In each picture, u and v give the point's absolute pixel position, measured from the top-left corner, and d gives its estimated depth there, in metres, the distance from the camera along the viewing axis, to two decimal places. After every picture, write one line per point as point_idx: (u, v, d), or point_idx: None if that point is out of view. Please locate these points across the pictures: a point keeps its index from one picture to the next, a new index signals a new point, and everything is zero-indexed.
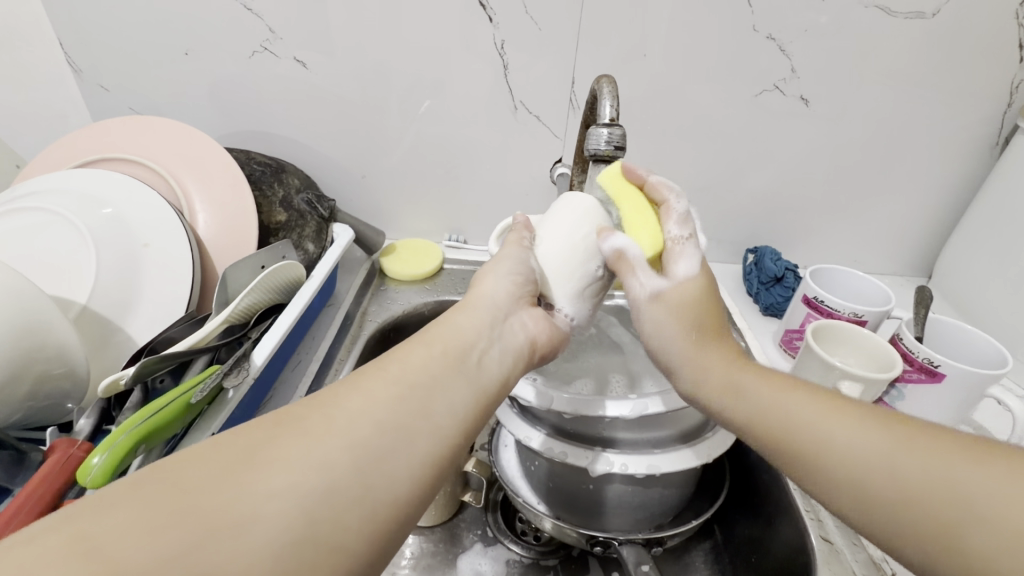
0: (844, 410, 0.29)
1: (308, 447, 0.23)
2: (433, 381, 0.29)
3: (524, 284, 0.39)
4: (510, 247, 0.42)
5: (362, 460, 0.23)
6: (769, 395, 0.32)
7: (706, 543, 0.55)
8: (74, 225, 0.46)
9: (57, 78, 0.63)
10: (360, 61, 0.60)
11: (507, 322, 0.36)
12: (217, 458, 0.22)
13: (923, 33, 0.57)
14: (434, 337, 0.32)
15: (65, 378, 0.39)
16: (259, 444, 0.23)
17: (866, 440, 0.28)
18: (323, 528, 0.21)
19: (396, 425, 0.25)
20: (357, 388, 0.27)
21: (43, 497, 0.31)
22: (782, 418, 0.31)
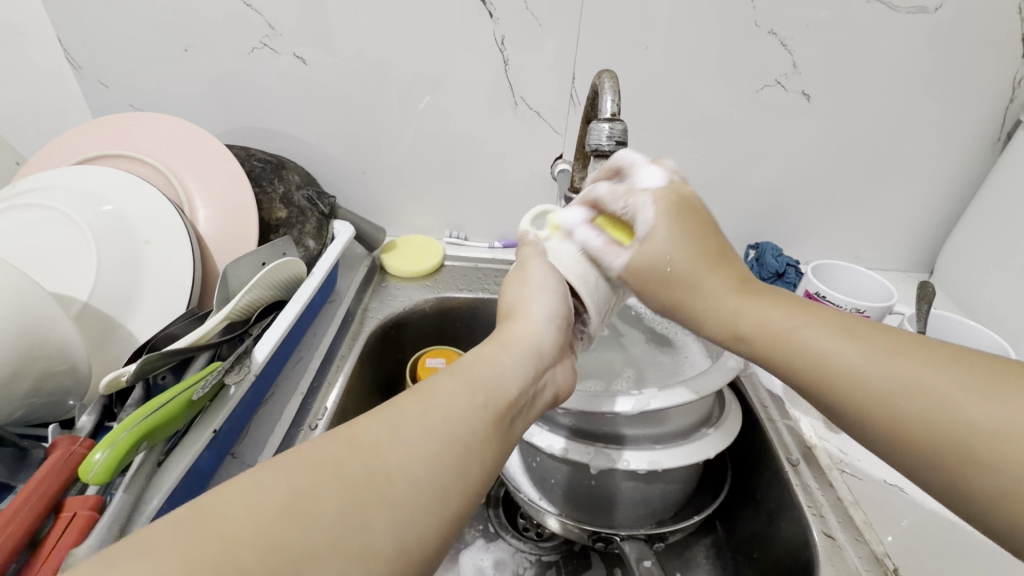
0: (856, 335, 0.30)
1: (348, 511, 0.21)
2: (476, 440, 0.26)
3: (563, 326, 0.37)
4: (544, 262, 0.41)
5: (402, 528, 0.22)
6: (781, 323, 0.33)
7: (708, 538, 0.55)
8: (73, 221, 0.45)
9: (56, 75, 0.63)
10: (359, 57, 0.60)
11: (544, 374, 0.34)
12: (249, 509, 0.20)
13: (926, 28, 0.57)
14: (477, 380, 0.29)
15: (66, 375, 0.39)
16: (296, 497, 0.21)
17: (877, 360, 0.29)
18: None
19: (436, 489, 0.24)
20: (398, 438, 0.24)
21: (44, 494, 0.31)
22: (796, 343, 0.32)
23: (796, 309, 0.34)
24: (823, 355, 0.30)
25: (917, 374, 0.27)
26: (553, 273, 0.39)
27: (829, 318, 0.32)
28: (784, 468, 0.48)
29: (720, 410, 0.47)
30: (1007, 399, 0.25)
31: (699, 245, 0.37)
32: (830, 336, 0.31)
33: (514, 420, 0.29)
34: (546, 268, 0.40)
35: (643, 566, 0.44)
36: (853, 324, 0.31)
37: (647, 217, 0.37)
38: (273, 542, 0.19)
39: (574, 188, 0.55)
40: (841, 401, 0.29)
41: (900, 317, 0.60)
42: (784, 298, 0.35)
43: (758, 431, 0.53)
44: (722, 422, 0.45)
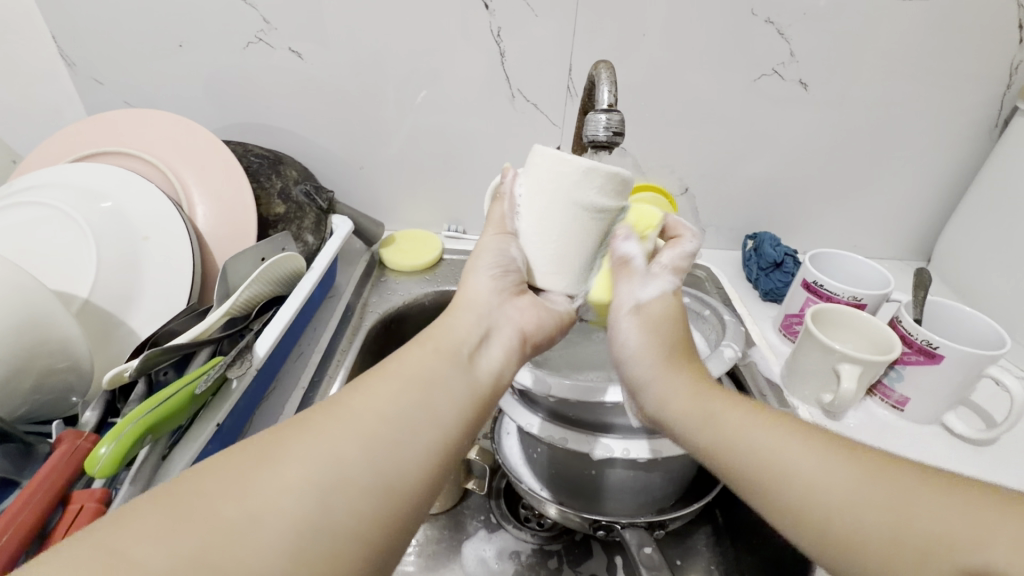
0: (818, 447, 0.29)
1: (316, 446, 0.25)
2: (431, 376, 0.30)
3: (505, 275, 0.39)
4: (488, 234, 0.41)
5: (370, 450, 0.25)
6: (733, 427, 0.32)
7: (707, 526, 0.55)
8: (72, 218, 0.45)
9: (51, 72, 0.62)
10: (355, 50, 0.60)
11: (495, 320, 0.37)
12: (224, 468, 0.23)
13: (922, 14, 0.57)
14: (429, 339, 0.33)
15: (69, 372, 0.39)
16: (267, 449, 0.25)
17: (850, 482, 0.27)
18: (344, 512, 0.23)
19: (398, 416, 0.27)
20: (361, 387, 0.28)
21: (49, 490, 0.31)
22: (759, 451, 0.31)
23: (762, 416, 0.32)
24: (778, 465, 0.30)
25: (882, 499, 0.26)
26: (500, 247, 0.40)
27: (794, 428, 0.31)
28: None
29: None
30: (964, 519, 0.24)
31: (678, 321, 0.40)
32: (798, 449, 0.30)
33: (471, 359, 0.33)
34: (489, 237, 0.41)
35: (645, 554, 0.44)
36: (807, 433, 0.30)
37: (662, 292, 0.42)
38: (248, 486, 0.23)
39: None
40: (810, 524, 0.28)
41: (897, 305, 0.60)
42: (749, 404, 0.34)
43: None
44: None
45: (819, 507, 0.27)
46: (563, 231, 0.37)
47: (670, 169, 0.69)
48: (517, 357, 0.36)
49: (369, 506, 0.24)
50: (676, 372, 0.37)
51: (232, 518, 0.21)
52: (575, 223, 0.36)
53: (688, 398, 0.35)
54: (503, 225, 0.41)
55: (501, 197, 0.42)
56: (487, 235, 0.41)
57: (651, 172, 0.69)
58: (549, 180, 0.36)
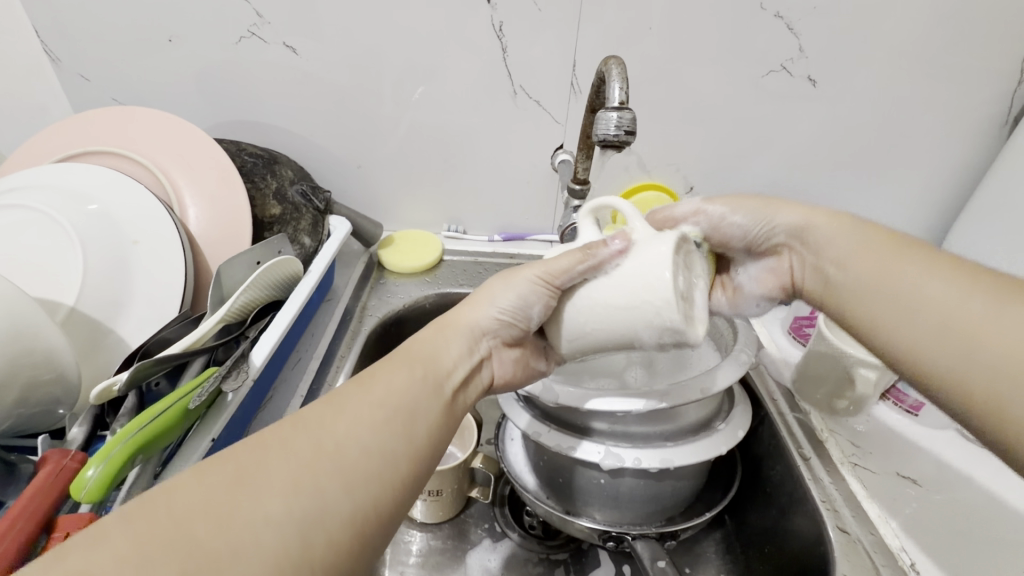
0: (940, 271, 0.32)
1: (295, 475, 0.23)
2: (414, 405, 0.29)
3: (508, 322, 0.36)
4: (531, 270, 0.35)
5: (348, 482, 0.24)
6: (885, 270, 0.34)
7: (717, 533, 0.54)
8: (57, 221, 0.43)
9: (35, 67, 0.60)
10: (352, 46, 0.58)
11: (479, 359, 0.36)
12: (198, 488, 0.22)
13: (934, 8, 0.56)
14: (415, 359, 0.31)
15: (55, 384, 0.37)
16: (247, 470, 0.23)
17: (953, 288, 0.31)
18: (319, 550, 0.22)
19: (379, 446, 0.26)
20: (340, 411, 0.26)
21: (35, 513, 0.30)
22: (889, 264, 0.34)
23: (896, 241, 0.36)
24: (893, 274, 0.34)
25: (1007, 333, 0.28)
26: (525, 294, 0.35)
27: (927, 254, 0.34)
28: (796, 462, 0.47)
29: (730, 404, 0.46)
30: None
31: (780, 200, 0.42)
32: (921, 274, 0.33)
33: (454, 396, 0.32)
34: (529, 281, 0.34)
35: (658, 567, 0.42)
36: (929, 258, 0.34)
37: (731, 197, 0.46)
38: (227, 512, 0.21)
39: (577, 179, 0.54)
40: (894, 316, 0.33)
41: None
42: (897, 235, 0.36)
43: (766, 425, 0.52)
44: (732, 417, 0.45)
45: (935, 333, 0.31)
46: (603, 337, 0.34)
47: (675, 168, 0.68)
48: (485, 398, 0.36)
49: (343, 544, 0.23)
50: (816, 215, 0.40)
51: (210, 549, 0.20)
52: (614, 336, 0.34)
53: (836, 230, 0.38)
54: (553, 279, 0.34)
55: (587, 251, 0.33)
56: (524, 275, 0.35)
57: (656, 171, 0.68)
58: (623, 298, 0.32)
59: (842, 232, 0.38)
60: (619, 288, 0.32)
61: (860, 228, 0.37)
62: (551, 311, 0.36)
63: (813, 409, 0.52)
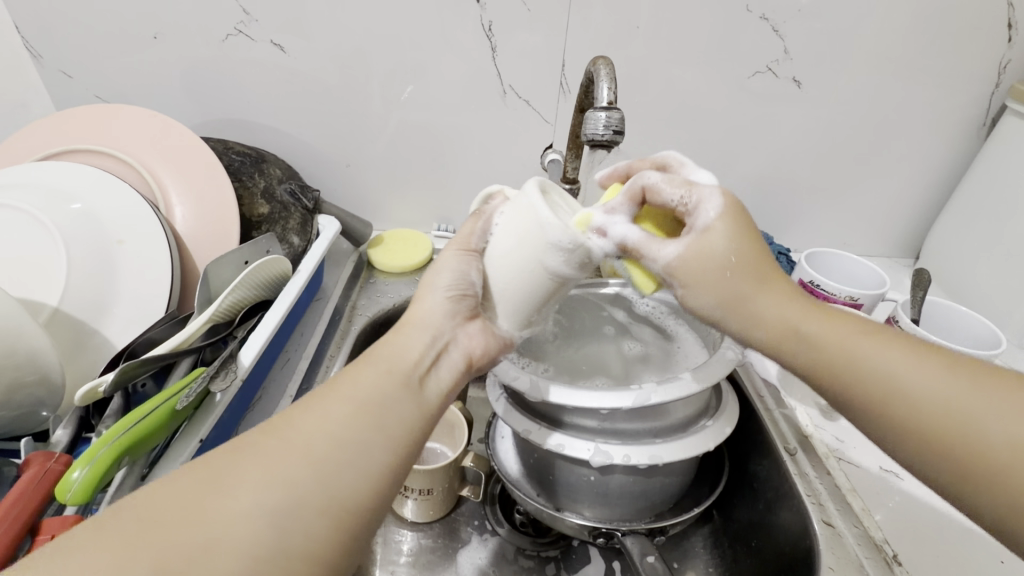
0: (883, 340, 0.30)
1: (263, 473, 0.23)
2: (382, 398, 0.28)
3: (462, 297, 0.35)
4: (451, 248, 0.37)
5: (319, 475, 0.24)
6: (833, 341, 0.31)
7: (705, 528, 0.54)
8: (39, 222, 0.43)
9: (17, 65, 0.59)
10: (339, 43, 0.58)
11: (446, 341, 0.33)
12: (172, 490, 0.22)
13: (915, 11, 0.57)
14: (376, 355, 0.30)
15: (38, 385, 0.37)
16: (217, 465, 0.23)
17: (927, 375, 0.28)
18: (294, 544, 0.22)
19: (351, 439, 0.25)
20: (309, 410, 0.26)
21: (17, 518, 0.29)
22: (856, 360, 0.30)
23: (839, 320, 0.31)
24: (862, 364, 0.30)
25: (963, 401, 0.27)
26: (455, 269, 0.35)
27: (882, 334, 0.30)
28: (782, 458, 0.48)
29: (718, 401, 0.46)
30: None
31: (752, 250, 0.33)
32: (866, 343, 0.30)
33: (423, 379, 0.30)
34: (452, 255, 0.36)
35: (647, 563, 0.43)
36: (860, 325, 0.31)
37: (709, 212, 0.34)
38: (199, 514, 0.21)
39: (567, 178, 0.54)
40: (892, 421, 0.29)
41: (892, 305, 0.60)
42: (843, 313, 0.32)
43: (755, 421, 0.53)
44: (720, 413, 0.45)
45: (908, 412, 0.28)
46: (524, 274, 0.34)
47: None
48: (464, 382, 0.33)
49: (321, 537, 0.23)
50: (766, 288, 0.33)
51: (180, 548, 0.20)
52: (527, 275, 0.34)
53: (782, 315, 0.32)
54: (468, 244, 0.37)
55: (479, 215, 0.39)
56: (445, 258, 0.36)
57: None
58: (517, 241, 0.34)
59: (798, 332, 0.32)
60: (509, 228, 0.35)
61: (798, 304, 0.33)
62: (485, 273, 0.37)
63: (799, 405, 0.53)
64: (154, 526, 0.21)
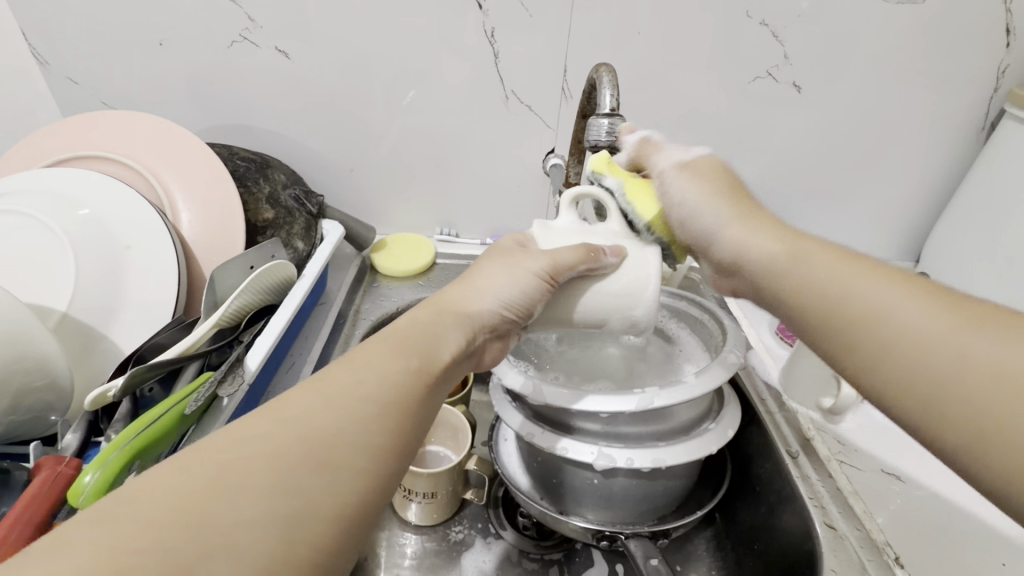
0: (881, 275, 0.28)
1: (278, 472, 0.21)
2: (410, 403, 0.27)
3: (512, 315, 0.36)
4: (536, 267, 0.35)
5: (335, 481, 0.22)
6: (816, 272, 0.30)
7: (708, 531, 0.55)
8: (48, 227, 0.43)
9: (23, 72, 0.59)
10: (343, 50, 0.58)
11: (475, 353, 0.34)
12: (169, 485, 0.19)
13: (913, 17, 0.57)
14: (415, 348, 0.29)
15: (47, 389, 0.37)
16: (226, 468, 0.20)
17: (917, 310, 0.26)
18: (303, 554, 0.20)
19: (373, 443, 0.24)
20: (332, 404, 0.24)
21: (30, 520, 0.30)
22: (846, 290, 0.28)
23: (838, 256, 0.30)
24: (849, 296, 0.28)
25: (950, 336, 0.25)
26: (521, 289, 0.35)
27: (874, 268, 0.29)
28: (784, 460, 0.48)
29: (720, 404, 0.47)
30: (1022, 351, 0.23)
31: (742, 199, 0.36)
32: (861, 274, 0.28)
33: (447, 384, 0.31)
34: (532, 275, 0.35)
35: (651, 565, 0.43)
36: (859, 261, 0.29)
37: (692, 156, 0.39)
38: (205, 513, 0.19)
39: (568, 183, 0.54)
40: (874, 356, 0.27)
41: None
42: (837, 248, 0.31)
43: (757, 423, 0.53)
44: (722, 416, 0.45)
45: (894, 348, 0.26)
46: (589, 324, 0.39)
47: None
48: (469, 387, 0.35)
49: (331, 546, 0.21)
50: (754, 231, 0.34)
51: (183, 551, 0.18)
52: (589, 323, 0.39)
53: (778, 248, 0.32)
54: (555, 274, 0.35)
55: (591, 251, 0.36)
56: (525, 277, 0.35)
57: None
58: (612, 293, 0.37)
59: (793, 260, 0.31)
60: (614, 286, 0.37)
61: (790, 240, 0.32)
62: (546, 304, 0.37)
63: (801, 408, 0.53)
64: (151, 531, 0.18)
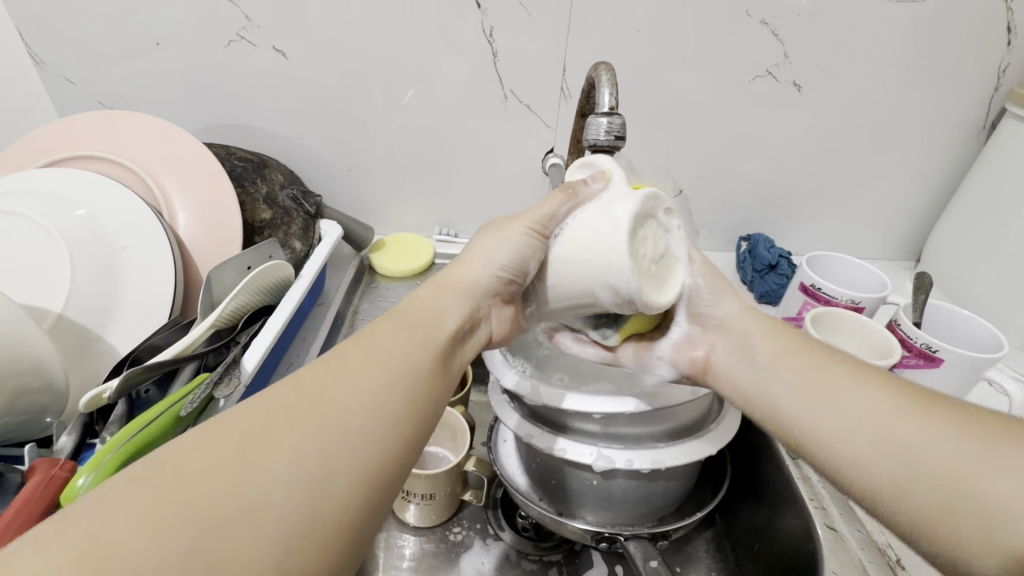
0: (847, 374, 0.35)
1: (301, 438, 0.22)
2: (420, 370, 0.28)
3: (510, 281, 0.37)
4: (520, 224, 0.36)
5: (355, 445, 0.23)
6: (799, 369, 0.37)
7: (709, 532, 0.54)
8: (43, 227, 0.43)
9: (19, 71, 0.59)
10: (340, 49, 0.58)
11: (479, 318, 0.36)
12: (199, 453, 0.21)
13: (912, 15, 0.57)
14: (416, 320, 0.31)
15: (43, 391, 0.37)
16: (251, 434, 0.22)
17: (877, 402, 0.32)
18: (327, 515, 0.21)
19: (390, 410, 0.25)
20: (345, 372, 0.26)
21: (23, 523, 0.30)
22: (819, 385, 0.35)
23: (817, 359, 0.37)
24: (821, 387, 0.35)
25: (906, 422, 0.30)
26: (508, 251, 0.36)
27: (850, 370, 0.35)
28: (785, 461, 0.48)
29: (719, 405, 0.46)
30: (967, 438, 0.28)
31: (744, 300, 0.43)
32: (830, 371, 0.36)
33: (454, 353, 0.32)
34: (520, 233, 0.36)
35: (650, 567, 0.43)
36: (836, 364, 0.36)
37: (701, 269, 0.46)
38: (232, 480, 0.20)
39: None
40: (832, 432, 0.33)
41: (894, 308, 0.60)
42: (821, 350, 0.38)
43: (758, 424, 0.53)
44: (722, 418, 0.45)
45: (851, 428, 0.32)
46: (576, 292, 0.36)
47: (664, 172, 0.68)
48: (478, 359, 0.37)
49: (353, 507, 0.23)
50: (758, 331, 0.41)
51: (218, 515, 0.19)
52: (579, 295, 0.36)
53: (770, 347, 0.40)
54: (537, 225, 0.36)
55: (571, 194, 0.37)
56: (511, 231, 0.36)
57: (645, 175, 0.68)
58: (584, 250, 0.34)
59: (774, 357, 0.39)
60: (581, 234, 0.35)
61: (788, 343, 0.39)
62: (543, 264, 0.37)
63: None
64: (186, 497, 0.19)
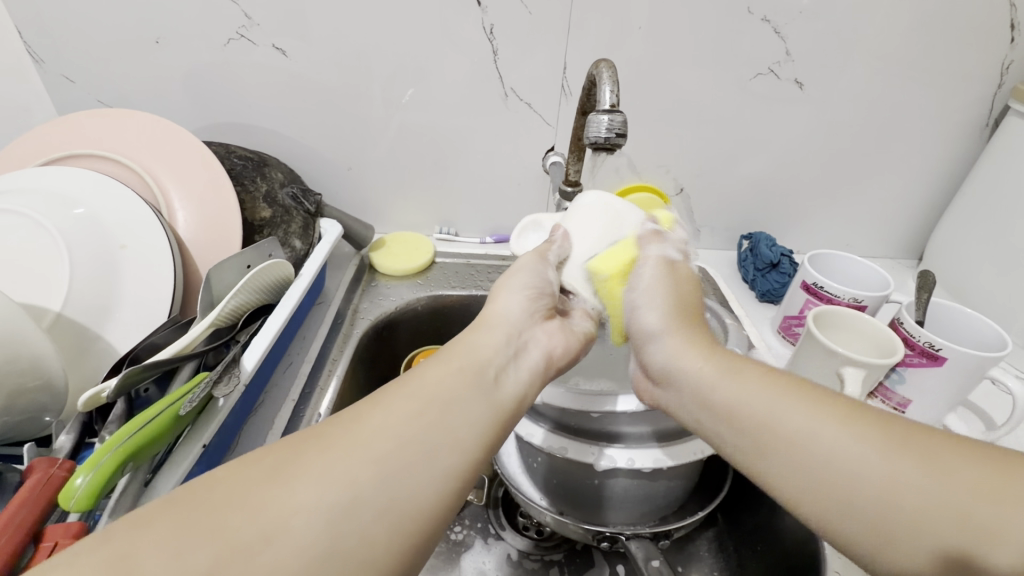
0: (792, 398, 0.30)
1: (326, 468, 0.24)
2: (454, 398, 0.29)
3: (540, 296, 0.39)
4: (530, 255, 0.42)
5: (382, 473, 0.24)
6: (745, 400, 0.32)
7: (710, 531, 0.54)
8: (41, 225, 0.43)
9: (18, 69, 0.59)
10: (340, 46, 0.58)
11: (525, 341, 0.36)
12: (236, 480, 0.23)
13: (916, 12, 0.57)
14: (452, 353, 0.33)
15: (41, 390, 0.37)
16: (281, 462, 0.24)
17: (838, 434, 0.28)
18: (351, 543, 0.22)
19: (419, 440, 0.26)
20: (377, 406, 0.28)
21: (22, 522, 0.29)
22: (770, 421, 0.30)
23: (764, 379, 0.32)
24: (771, 420, 0.30)
25: (879, 459, 0.26)
26: (530, 273, 0.40)
27: (800, 393, 0.31)
28: None
29: None
30: (949, 470, 0.25)
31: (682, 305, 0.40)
32: (774, 398, 0.31)
33: (498, 379, 0.32)
34: (529, 262, 0.41)
35: (652, 567, 0.42)
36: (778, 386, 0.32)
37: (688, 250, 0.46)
38: (255, 505, 0.22)
39: (568, 180, 0.53)
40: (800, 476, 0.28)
41: (896, 306, 0.60)
42: (752, 365, 0.34)
43: None
44: None
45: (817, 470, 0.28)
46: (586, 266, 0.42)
47: (666, 170, 0.68)
48: (542, 378, 0.36)
49: (380, 538, 0.23)
50: (687, 351, 0.36)
51: (242, 536, 0.21)
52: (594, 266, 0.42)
53: (703, 369, 0.35)
54: (544, 250, 0.42)
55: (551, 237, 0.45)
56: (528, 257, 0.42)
57: (646, 173, 0.68)
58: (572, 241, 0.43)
59: (709, 390, 0.34)
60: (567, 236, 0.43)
61: (721, 363, 0.35)
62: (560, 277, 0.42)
63: None
64: (215, 519, 0.21)
